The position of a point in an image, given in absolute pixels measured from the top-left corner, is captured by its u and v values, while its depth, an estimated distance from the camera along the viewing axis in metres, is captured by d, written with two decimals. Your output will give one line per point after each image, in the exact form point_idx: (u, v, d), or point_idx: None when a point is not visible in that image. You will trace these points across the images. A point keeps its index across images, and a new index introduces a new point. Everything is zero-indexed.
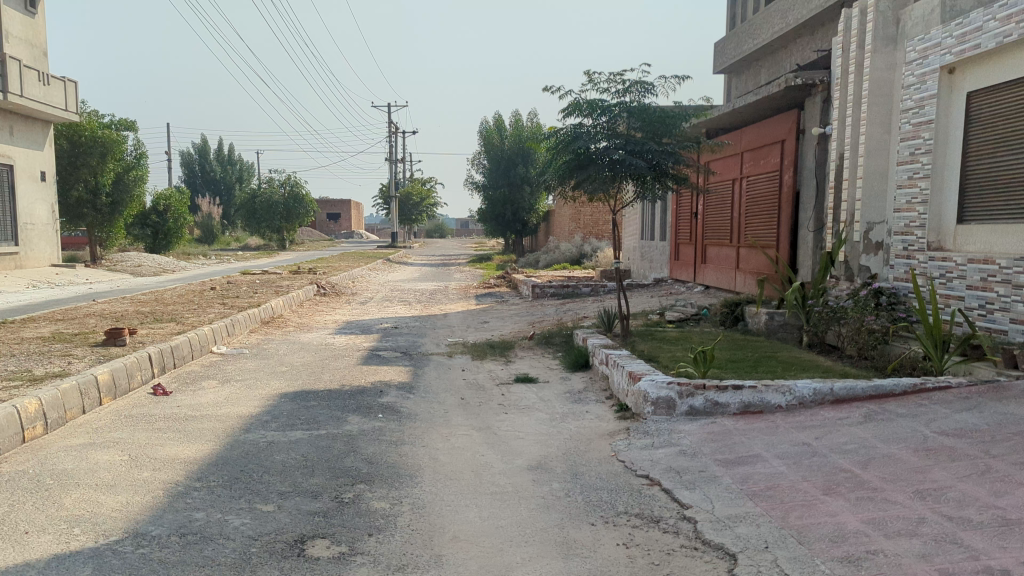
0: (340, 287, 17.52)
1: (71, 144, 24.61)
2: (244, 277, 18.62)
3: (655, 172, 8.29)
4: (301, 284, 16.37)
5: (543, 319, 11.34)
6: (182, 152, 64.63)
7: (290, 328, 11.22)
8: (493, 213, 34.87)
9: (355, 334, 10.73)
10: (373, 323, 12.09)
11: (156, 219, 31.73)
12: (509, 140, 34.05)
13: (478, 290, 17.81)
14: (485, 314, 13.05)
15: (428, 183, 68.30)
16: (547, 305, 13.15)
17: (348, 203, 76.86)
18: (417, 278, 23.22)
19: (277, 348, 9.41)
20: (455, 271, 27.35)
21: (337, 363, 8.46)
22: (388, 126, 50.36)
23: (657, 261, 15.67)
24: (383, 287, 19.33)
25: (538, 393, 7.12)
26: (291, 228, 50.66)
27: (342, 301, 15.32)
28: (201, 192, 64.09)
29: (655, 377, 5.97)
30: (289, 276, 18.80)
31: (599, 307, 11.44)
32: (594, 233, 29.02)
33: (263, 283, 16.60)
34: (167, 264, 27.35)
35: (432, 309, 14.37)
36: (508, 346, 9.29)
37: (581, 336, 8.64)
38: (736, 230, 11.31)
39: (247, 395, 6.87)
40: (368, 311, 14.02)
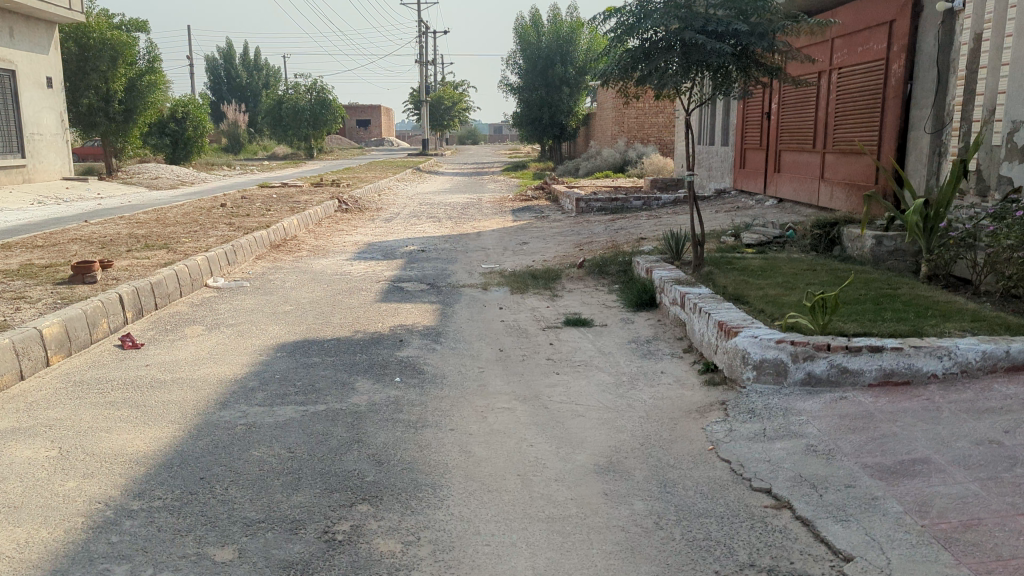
0: (364, 202, 16.16)
1: (78, 47, 23.52)
2: (259, 190, 17.34)
3: (739, 59, 6.58)
4: (320, 199, 15.04)
5: (592, 241, 9.87)
6: (206, 58, 62.87)
7: (304, 253, 9.90)
8: (529, 117, 33.07)
9: (376, 261, 9.39)
10: (398, 245, 10.73)
11: (175, 127, 30.48)
12: (547, 37, 32.10)
13: (515, 204, 16.33)
14: (523, 233, 11.60)
15: (460, 87, 65.83)
16: (593, 223, 11.64)
17: (379, 109, 74.77)
18: (449, 189, 21.81)
19: (284, 281, 8.09)
20: (489, 180, 25.81)
21: (351, 300, 7.12)
22: (418, 26, 48.08)
23: (717, 169, 14.02)
24: (411, 200, 17.90)
25: (596, 343, 5.72)
26: (319, 135, 49.17)
27: (364, 218, 13.97)
28: (227, 99, 62.59)
29: (758, 332, 4.54)
30: (310, 189, 17.46)
31: (655, 227, 9.92)
32: (639, 138, 27.13)
33: (279, 197, 15.28)
34: (186, 176, 26.27)
35: (464, 226, 12.99)
36: (555, 276, 7.87)
37: (645, 266, 7.16)
38: (821, 132, 9.63)
39: (235, 348, 5.54)
40: (392, 230, 12.65)
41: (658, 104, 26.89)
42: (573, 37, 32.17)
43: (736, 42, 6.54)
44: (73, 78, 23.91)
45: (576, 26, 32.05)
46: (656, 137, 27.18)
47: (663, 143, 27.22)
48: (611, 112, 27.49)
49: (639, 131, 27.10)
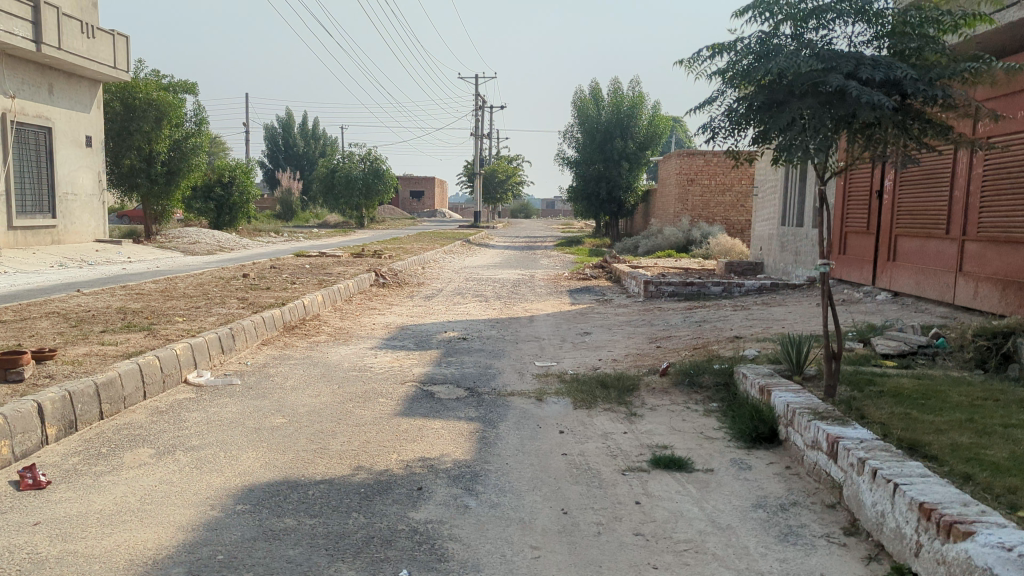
0: (406, 276, 14.64)
1: (123, 107, 23.11)
2: (293, 259, 16.02)
3: (902, 114, 4.78)
4: (356, 272, 13.57)
5: (671, 337, 8.08)
6: (265, 125, 63.44)
7: (322, 337, 8.30)
8: (586, 192, 31.71)
9: (407, 352, 7.72)
10: (435, 330, 9.08)
11: (220, 192, 29.79)
12: (608, 110, 30.89)
13: (572, 283, 14.63)
14: (582, 320, 9.85)
15: (515, 161, 65.16)
16: (666, 312, 9.85)
17: (434, 181, 74.48)
18: (500, 264, 20.30)
19: (287, 377, 6.44)
20: (541, 256, 24.26)
21: (363, 412, 5.41)
22: (476, 98, 47.51)
23: (806, 254, 12.22)
24: (457, 275, 16.38)
25: (704, 505, 3.89)
26: (370, 205, 48.54)
27: (402, 295, 12.40)
28: (283, 166, 62.87)
29: (1008, 535, 2.68)
30: (347, 260, 16.06)
31: (749, 324, 8.08)
32: (704, 216, 25.37)
33: (311, 269, 13.85)
34: (226, 242, 25.30)
35: (514, 308, 11.34)
36: (630, 385, 6.09)
37: (755, 382, 5.32)
38: (960, 214, 7.80)
39: (179, 493, 3.84)
40: (432, 310, 11.03)
41: (725, 181, 25.16)
42: (634, 111, 30.88)
43: (897, 90, 4.77)
44: (116, 138, 23.38)
45: (638, 100, 30.77)
46: (722, 216, 25.37)
47: (730, 223, 25.38)
48: (674, 189, 25.88)
49: (704, 210, 25.35)
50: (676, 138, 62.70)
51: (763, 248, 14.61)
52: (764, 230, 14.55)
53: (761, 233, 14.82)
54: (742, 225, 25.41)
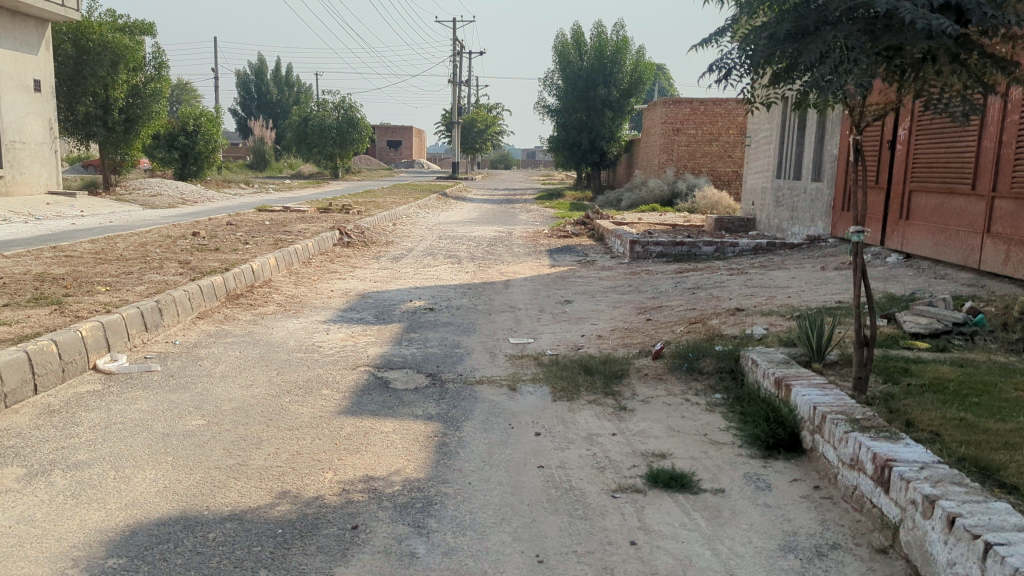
0: (374, 233, 13.66)
1: (75, 48, 21.48)
2: (255, 214, 14.97)
3: (962, 46, 3.83)
4: (319, 229, 12.59)
5: (662, 308, 7.21)
6: (236, 71, 61.37)
7: (270, 308, 7.36)
8: (567, 141, 30.61)
9: (364, 326, 6.81)
10: (399, 298, 8.16)
11: (185, 141, 28.43)
12: (590, 56, 29.64)
13: (552, 241, 13.71)
14: (562, 285, 8.96)
15: (494, 110, 63.55)
16: (654, 277, 8.97)
17: (411, 131, 72.76)
18: (477, 219, 19.31)
19: (218, 360, 5.52)
20: (520, 210, 23.29)
21: (299, 409, 4.51)
22: (454, 44, 45.91)
23: (805, 210, 11.35)
24: (430, 231, 15.41)
25: (718, 547, 3.04)
26: (345, 155, 47.13)
27: (368, 255, 11.44)
28: (256, 114, 61.02)
29: None
30: (313, 215, 15.03)
31: (749, 293, 7.22)
32: (690, 167, 24.42)
33: (271, 226, 12.83)
34: (190, 194, 24.09)
35: (488, 269, 10.43)
36: (619, 370, 5.22)
37: (768, 372, 4.45)
38: (990, 167, 6.93)
39: (35, 539, 2.94)
40: (399, 272, 10.09)
41: (712, 131, 24.16)
42: (617, 57, 29.69)
43: (957, 15, 3.79)
44: (69, 83, 21.86)
45: (621, 45, 29.58)
46: (709, 167, 24.39)
47: (717, 174, 24.41)
48: (658, 138, 24.88)
49: (690, 160, 24.37)
50: (659, 87, 61.32)
51: (756, 203, 13.72)
52: (757, 183, 13.67)
53: (753, 187, 13.93)
54: (729, 176, 24.44)
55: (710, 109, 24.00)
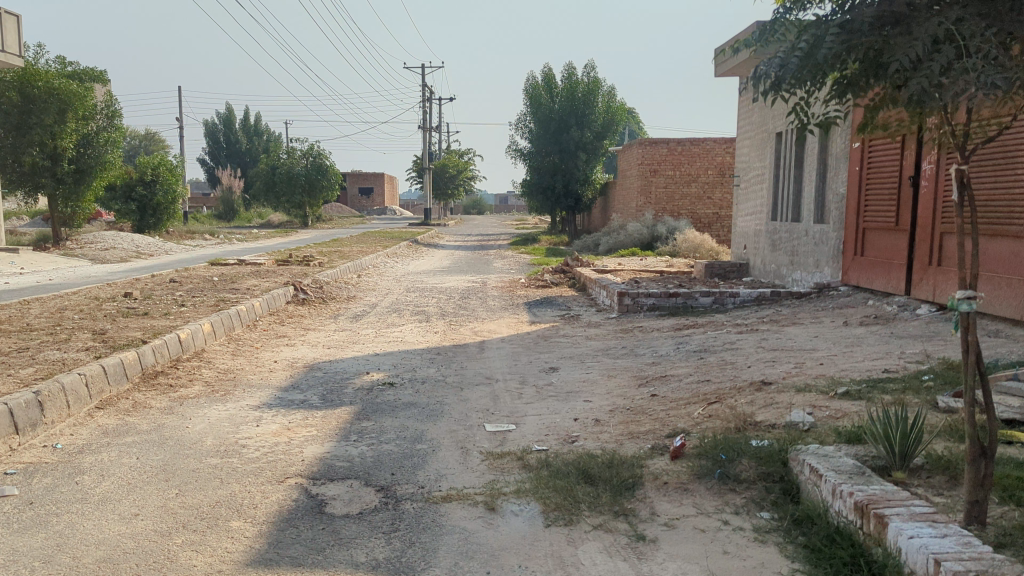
0: (335, 288, 12.39)
1: (21, 98, 19.87)
2: (205, 269, 13.66)
3: None
4: (271, 284, 11.31)
5: (667, 379, 6.02)
6: (204, 120, 60.30)
7: (194, 390, 6.02)
8: (541, 185, 29.64)
9: (307, 410, 5.53)
10: (353, 369, 6.88)
11: (143, 191, 27.06)
12: (562, 97, 28.81)
13: (530, 292, 12.52)
14: (545, 347, 7.75)
15: (466, 155, 62.76)
16: (651, 336, 7.79)
17: (383, 177, 71.75)
18: (449, 268, 18.10)
19: (104, 473, 4.21)
20: (495, 257, 22.12)
21: (193, 557, 3.23)
22: (423, 89, 45.11)
23: (807, 255, 10.28)
24: (397, 284, 14.17)
25: None
26: (314, 203, 45.86)
27: (325, 314, 10.16)
28: (224, 164, 59.73)
29: None
30: (268, 269, 13.74)
31: (769, 358, 6.06)
32: (669, 210, 23.47)
33: (219, 283, 11.53)
34: (144, 247, 22.73)
35: (459, 328, 9.21)
36: (628, 477, 4.00)
37: (844, 491, 3.29)
38: None
39: None
40: (358, 334, 8.82)
41: (690, 172, 23.28)
42: (589, 99, 28.89)
43: None
44: (15, 135, 20.15)
45: (593, 86, 28.81)
46: (688, 209, 23.44)
47: (697, 216, 23.42)
48: (636, 181, 23.97)
49: (669, 203, 23.45)
50: (632, 130, 60.85)
51: (748, 247, 12.66)
52: (749, 226, 12.62)
53: (744, 230, 12.88)
54: (710, 219, 23.46)
55: (688, 150, 23.13)
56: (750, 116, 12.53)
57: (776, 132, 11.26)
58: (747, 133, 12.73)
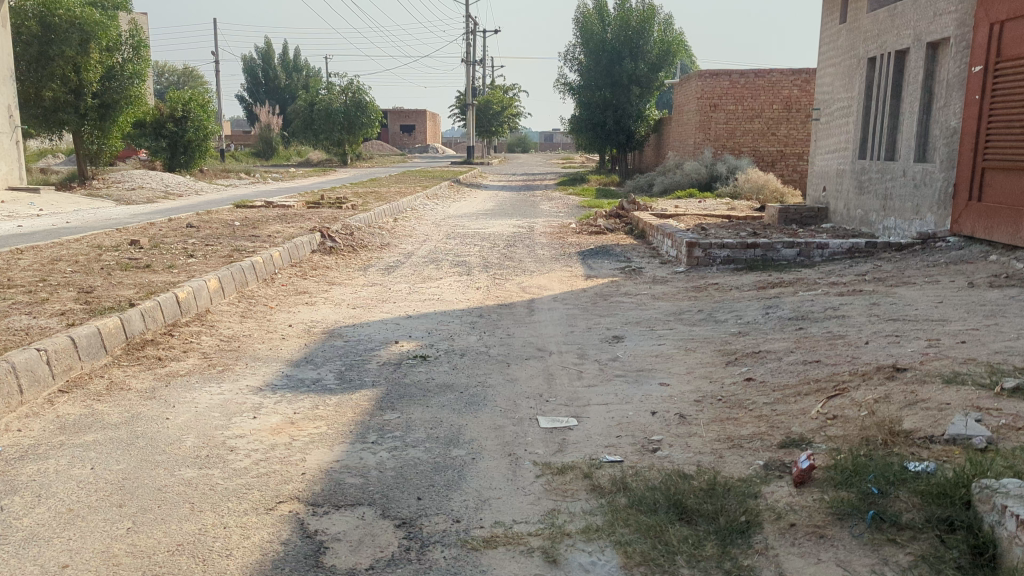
0: (367, 233, 11.34)
1: (41, 27, 19.22)
2: (231, 212, 12.72)
3: None
4: (297, 230, 10.32)
5: (763, 358, 4.87)
6: (243, 57, 59.30)
7: (188, 364, 5.03)
8: (591, 121, 28.25)
9: (318, 394, 4.51)
10: (381, 337, 5.85)
11: (174, 128, 26.32)
12: (614, 27, 27.21)
13: (583, 240, 11.38)
14: (605, 309, 6.63)
15: (510, 91, 61.02)
16: (731, 297, 6.61)
17: (425, 114, 70.28)
18: (493, 211, 16.96)
19: (42, 491, 3.23)
20: (540, 198, 20.93)
21: None
22: (466, 21, 43.37)
23: (904, 198, 8.95)
24: (438, 229, 13.11)
25: None
26: (353, 140, 44.76)
27: (354, 265, 9.14)
28: (263, 100, 58.76)
29: None
30: (296, 212, 12.72)
31: (891, 331, 4.89)
32: (729, 147, 22.07)
33: (240, 228, 10.56)
34: (174, 187, 22.02)
35: (505, 283, 8.12)
36: (740, 517, 2.89)
37: None
38: None
39: None
40: (389, 290, 7.78)
41: (754, 106, 21.76)
42: (644, 28, 27.19)
43: None
44: (34, 64, 19.47)
45: (648, 14, 27.08)
46: (750, 146, 21.95)
47: (759, 154, 21.93)
48: (693, 116, 22.57)
49: (729, 139, 21.96)
50: (683, 64, 58.32)
51: (827, 188, 11.51)
52: (832, 166, 11.25)
53: (823, 169, 11.72)
54: (773, 156, 21.95)
55: (753, 82, 21.58)
56: (841, 42, 11.08)
57: (869, 57, 10.08)
58: (834, 62, 11.25)
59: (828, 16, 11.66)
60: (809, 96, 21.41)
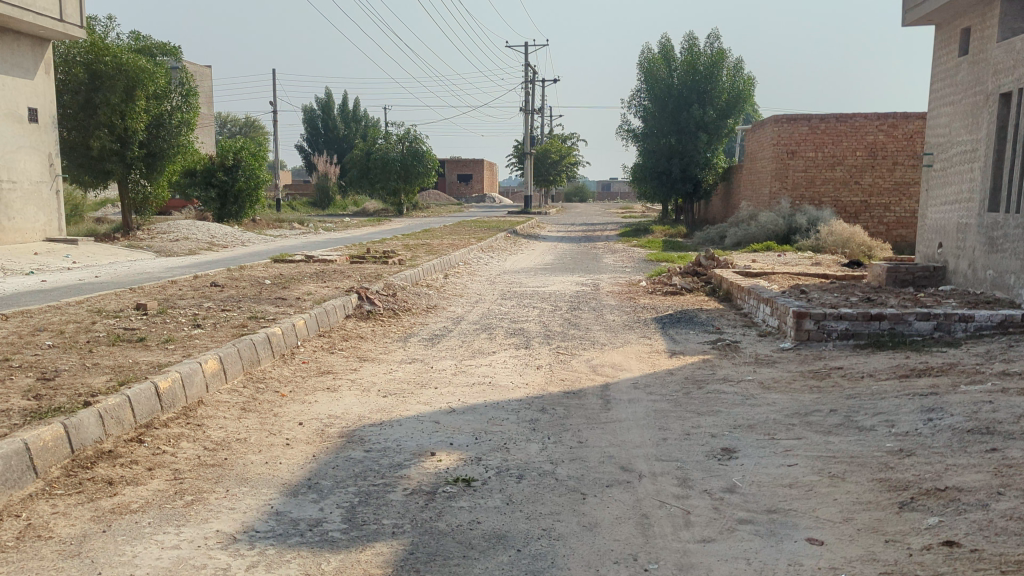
0: (412, 293, 10.11)
1: (88, 75, 18.73)
2: (266, 268, 11.59)
3: None
4: (333, 291, 9.08)
5: (957, 500, 3.32)
6: (304, 107, 59.73)
7: (148, 490, 3.70)
8: (655, 169, 27.00)
9: (310, 553, 3.10)
10: (413, 443, 4.47)
11: (224, 177, 25.75)
12: (681, 72, 26.06)
13: (657, 302, 9.94)
14: (704, 404, 5.15)
15: (569, 141, 60.26)
16: (869, 392, 5.09)
17: (483, 164, 69.78)
18: (552, 265, 15.61)
19: None
20: (602, 250, 19.55)
21: None
22: (525, 70, 42.64)
23: None
24: (493, 288, 11.79)
25: None
26: (409, 189, 44.16)
27: (393, 333, 7.83)
28: (322, 150, 58.89)
29: None
30: (337, 270, 11.60)
31: None
32: (808, 196, 20.59)
33: (270, 288, 9.42)
34: (220, 238, 21.23)
35: (570, 360, 6.70)
36: None
37: None
38: None
39: None
40: (430, 368, 6.44)
41: (835, 153, 20.21)
42: (713, 72, 25.97)
43: None
44: (80, 113, 18.97)
45: (717, 58, 25.88)
46: (831, 196, 20.41)
47: (841, 204, 20.34)
48: (769, 163, 21.19)
49: (808, 188, 20.56)
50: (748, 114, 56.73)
51: (945, 245, 9.97)
52: (954, 219, 9.69)
53: (940, 223, 10.18)
54: (856, 207, 20.29)
55: (834, 126, 20.13)
56: (964, 77, 9.60)
57: (1002, 92, 8.66)
58: (957, 100, 9.73)
59: (945, 49, 10.22)
60: (897, 142, 19.75)
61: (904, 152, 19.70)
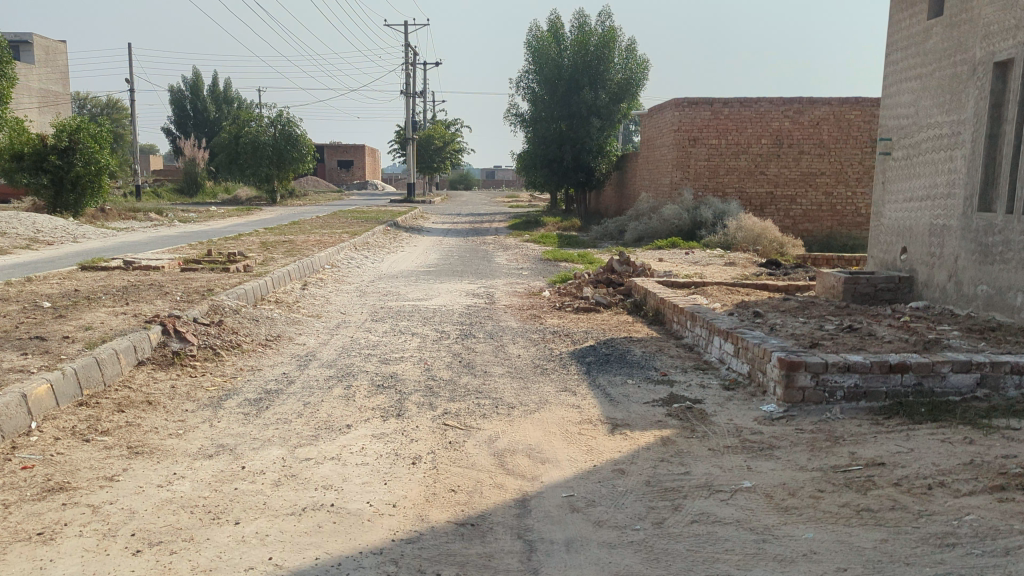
0: (251, 317, 7.61)
1: None
2: (62, 282, 8.78)
3: None
4: (130, 321, 6.49)
5: None
6: (169, 88, 55.02)
7: None
8: (546, 156, 25.08)
9: None
10: None
11: (57, 161, 21.99)
12: (571, 51, 24.13)
13: (571, 326, 7.77)
14: (699, 561, 2.97)
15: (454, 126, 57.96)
16: (963, 526, 3.05)
17: (364, 150, 66.59)
18: (437, 267, 13.28)
19: None
20: (494, 246, 17.34)
21: None
22: (407, 51, 40.07)
23: None
24: (362, 303, 9.37)
25: None
26: (283, 176, 40.75)
27: (201, 393, 5.36)
28: (189, 133, 54.37)
29: None
30: (155, 283, 8.92)
31: None
32: (712, 188, 19.01)
33: (41, 317, 6.72)
34: (45, 234, 17.85)
35: (462, 441, 4.44)
36: None
37: None
38: None
39: None
40: (239, 469, 4.04)
41: (740, 141, 18.64)
42: (604, 53, 24.15)
43: None
44: None
45: (609, 37, 23.97)
46: (735, 187, 18.88)
47: (747, 196, 18.85)
48: (669, 152, 19.48)
49: (712, 179, 18.94)
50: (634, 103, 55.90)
51: (911, 251, 8.23)
52: (926, 221, 7.95)
53: (902, 223, 8.44)
54: (762, 200, 18.86)
55: (738, 112, 18.55)
56: (937, 44, 7.86)
57: (998, 61, 6.87)
58: (930, 73, 7.97)
59: (909, 12, 8.47)
60: (803, 130, 18.35)
61: (811, 141, 18.30)
